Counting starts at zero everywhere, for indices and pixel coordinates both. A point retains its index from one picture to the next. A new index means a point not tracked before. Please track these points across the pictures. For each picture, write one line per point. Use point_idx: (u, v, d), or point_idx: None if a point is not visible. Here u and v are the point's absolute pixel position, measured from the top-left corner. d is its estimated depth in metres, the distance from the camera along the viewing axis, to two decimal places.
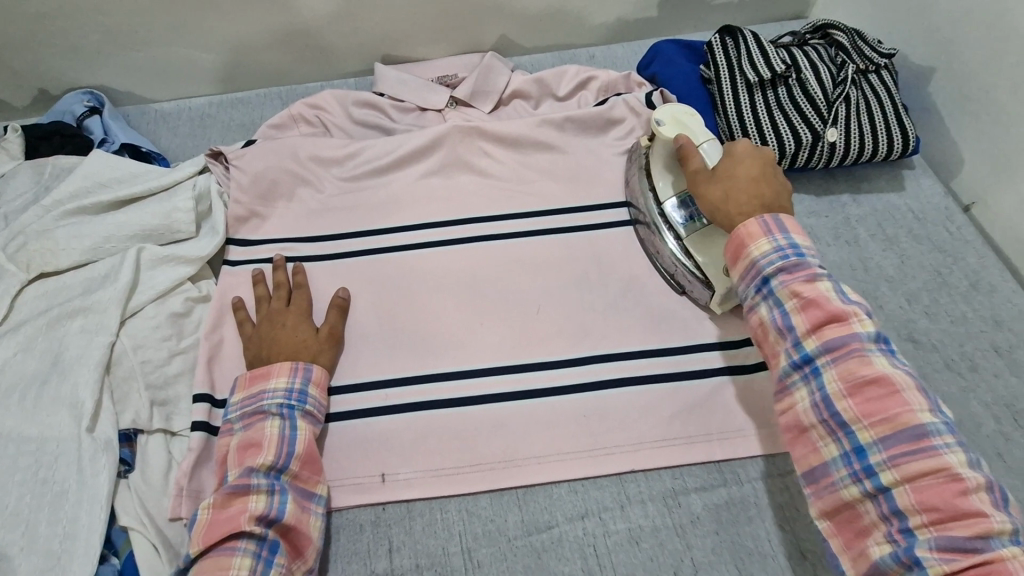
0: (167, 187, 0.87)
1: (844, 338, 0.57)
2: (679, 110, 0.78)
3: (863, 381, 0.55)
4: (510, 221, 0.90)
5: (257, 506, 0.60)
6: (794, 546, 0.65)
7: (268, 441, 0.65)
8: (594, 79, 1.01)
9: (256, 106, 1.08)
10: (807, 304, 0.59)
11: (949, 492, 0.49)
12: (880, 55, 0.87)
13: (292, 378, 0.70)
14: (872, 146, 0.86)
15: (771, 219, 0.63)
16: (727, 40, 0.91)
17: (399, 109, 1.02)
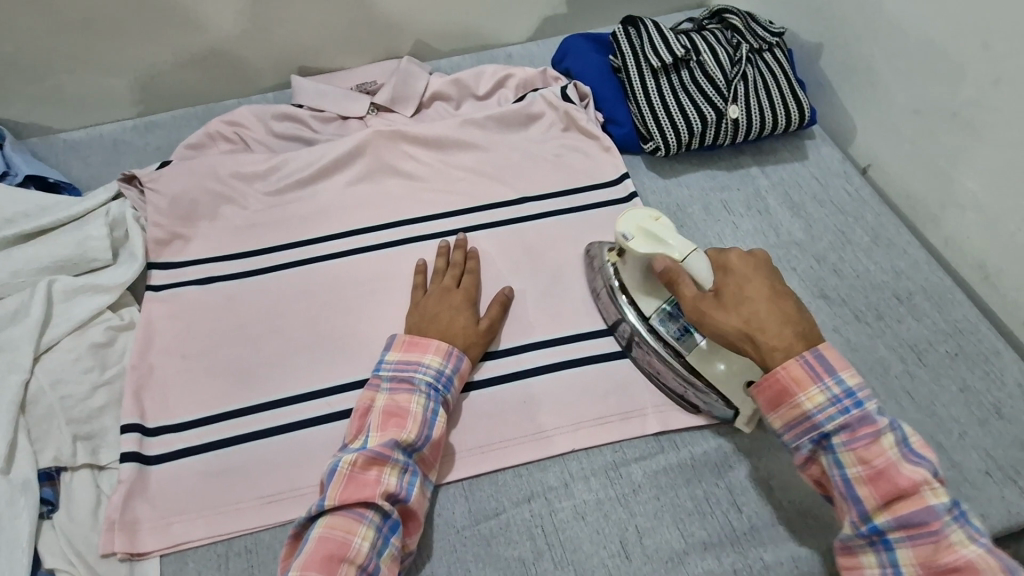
0: (78, 216, 0.84)
1: (921, 516, 0.55)
2: (641, 218, 0.70)
3: (943, 568, 0.54)
4: (439, 220, 0.91)
5: (389, 482, 0.61)
6: (730, 502, 0.68)
7: (412, 417, 0.65)
8: (512, 77, 1.04)
9: (170, 127, 1.05)
10: (877, 474, 0.57)
11: None
12: (771, 34, 0.93)
13: (446, 361, 0.70)
14: (773, 119, 0.91)
15: (816, 360, 0.60)
16: (630, 30, 0.94)
17: (319, 119, 1.02)
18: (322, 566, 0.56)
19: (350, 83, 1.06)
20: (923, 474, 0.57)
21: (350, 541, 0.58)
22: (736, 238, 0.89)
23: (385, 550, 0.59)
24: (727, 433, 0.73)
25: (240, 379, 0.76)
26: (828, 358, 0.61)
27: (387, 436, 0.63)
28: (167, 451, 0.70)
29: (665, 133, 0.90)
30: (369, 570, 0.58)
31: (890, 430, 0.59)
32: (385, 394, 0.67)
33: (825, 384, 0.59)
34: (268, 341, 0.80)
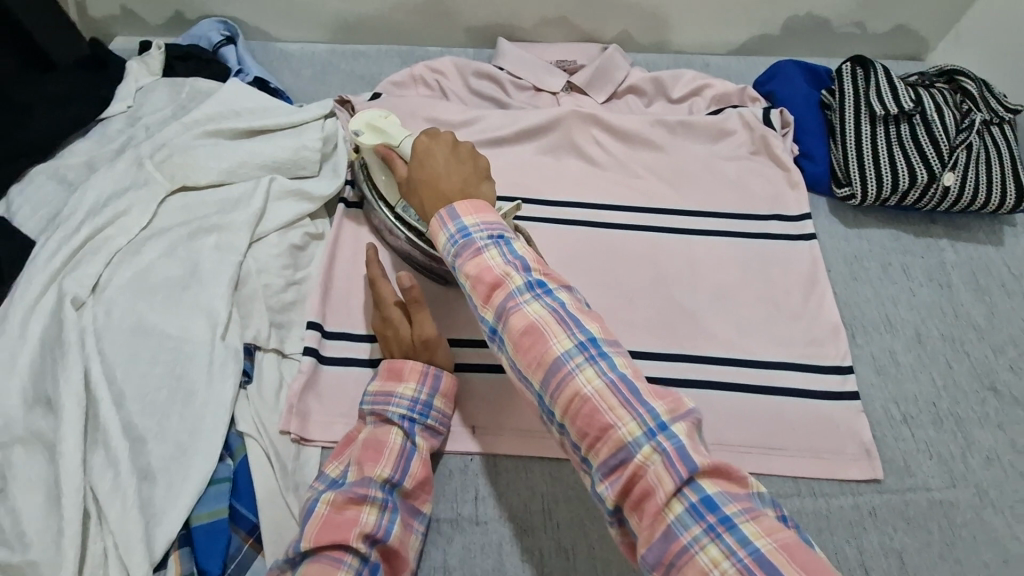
0: (296, 124, 0.90)
1: (501, 301, 0.57)
2: (371, 117, 0.78)
3: (524, 338, 0.55)
4: (614, 211, 0.93)
5: (367, 520, 0.59)
6: (857, 562, 0.69)
7: (389, 452, 0.64)
8: (710, 87, 1.03)
9: (376, 61, 1.11)
10: (475, 283, 0.58)
11: (592, 412, 0.51)
12: (1007, 109, 0.88)
13: (421, 387, 0.68)
14: (985, 197, 0.87)
15: (446, 214, 0.62)
16: (857, 70, 0.91)
17: (516, 86, 1.05)
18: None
19: (550, 57, 1.08)
20: (508, 269, 0.58)
21: None
22: (911, 306, 0.86)
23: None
24: (864, 494, 0.73)
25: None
26: (456, 208, 0.62)
27: (362, 475, 0.62)
28: (339, 357, 0.77)
29: (867, 183, 0.88)
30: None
31: (490, 249, 0.59)
32: (367, 427, 0.67)
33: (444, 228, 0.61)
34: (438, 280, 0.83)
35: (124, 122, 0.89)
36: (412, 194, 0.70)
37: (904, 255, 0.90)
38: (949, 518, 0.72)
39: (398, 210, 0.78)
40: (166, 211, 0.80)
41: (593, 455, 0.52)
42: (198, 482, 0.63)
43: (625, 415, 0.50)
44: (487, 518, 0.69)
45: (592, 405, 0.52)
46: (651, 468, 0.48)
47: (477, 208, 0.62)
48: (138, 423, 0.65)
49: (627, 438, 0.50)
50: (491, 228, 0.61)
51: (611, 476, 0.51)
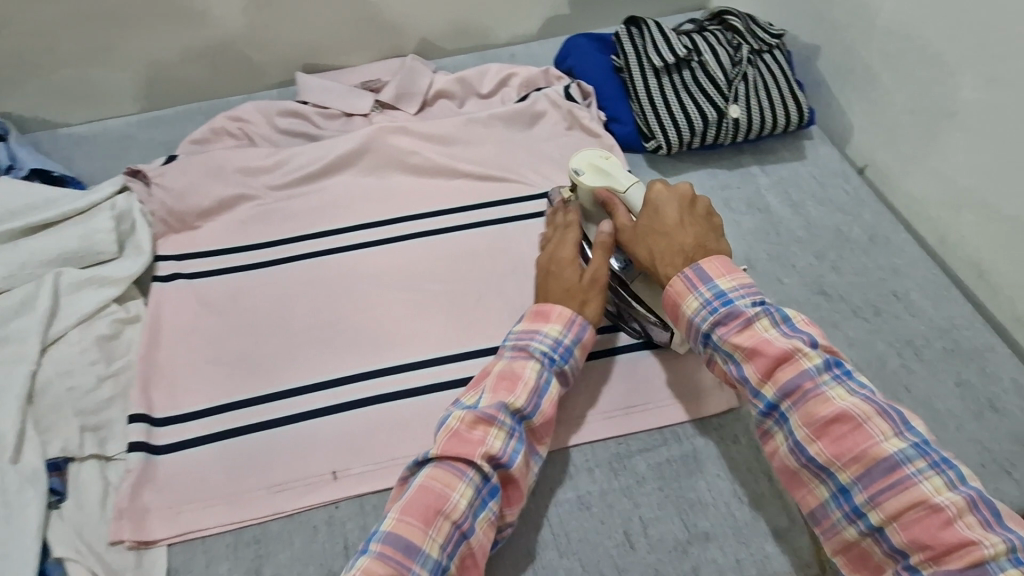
0: (83, 210, 0.83)
1: (795, 379, 0.60)
2: (595, 157, 0.81)
3: (837, 435, 0.57)
4: (446, 215, 0.92)
5: (493, 444, 0.61)
6: (732, 492, 0.69)
7: (525, 384, 0.65)
8: (515, 76, 1.05)
9: (176, 123, 1.05)
10: (751, 353, 0.62)
11: (933, 524, 0.52)
12: (770, 36, 0.95)
13: (566, 330, 0.69)
14: (772, 119, 0.93)
15: (692, 271, 0.67)
16: (633, 31, 0.96)
17: (324, 116, 1.02)
18: (418, 513, 0.56)
19: (354, 81, 1.07)
20: (793, 343, 0.61)
21: (447, 494, 0.58)
22: (738, 235, 0.90)
23: (481, 513, 0.59)
24: (727, 425, 0.74)
25: (246, 369, 0.77)
26: (703, 268, 0.67)
27: (496, 399, 0.64)
28: (175, 441, 0.71)
29: (667, 132, 0.92)
30: (463, 528, 0.58)
31: (695, 295, 0.66)
32: (504, 360, 0.67)
33: (697, 290, 0.65)
34: (273, 330, 0.80)
35: None
36: (636, 244, 0.73)
37: (723, 189, 0.94)
38: None
39: None
40: None
41: (926, 562, 0.52)
42: None
43: None
44: None
45: (942, 517, 0.52)
46: None
47: (723, 265, 0.67)
48: None
49: (987, 557, 0.50)
50: (750, 292, 0.65)
51: None
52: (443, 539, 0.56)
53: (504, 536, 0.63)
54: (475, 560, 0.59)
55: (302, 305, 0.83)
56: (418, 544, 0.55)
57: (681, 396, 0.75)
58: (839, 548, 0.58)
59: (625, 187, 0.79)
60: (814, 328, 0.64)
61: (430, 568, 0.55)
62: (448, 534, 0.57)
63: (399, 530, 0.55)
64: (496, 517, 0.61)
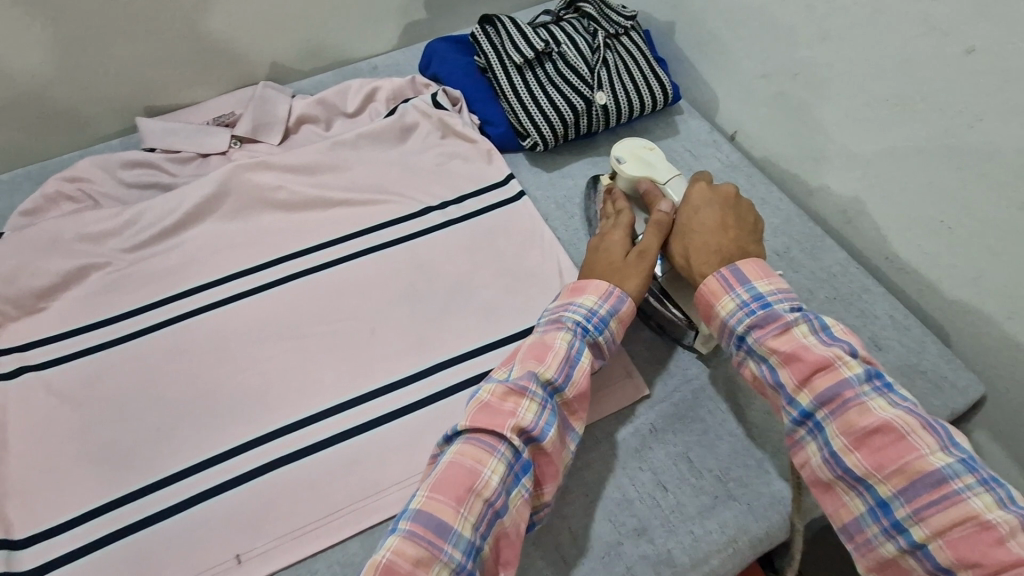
0: None
1: (834, 387, 0.57)
2: (638, 145, 0.79)
3: (875, 440, 0.55)
4: (328, 246, 0.86)
5: (523, 415, 0.59)
6: (654, 482, 0.69)
7: (554, 354, 0.64)
8: (380, 89, 1.00)
9: (0, 193, 0.92)
10: (788, 358, 0.60)
11: (983, 541, 0.49)
12: (624, 17, 0.94)
13: (602, 301, 0.67)
14: (639, 101, 0.93)
15: (730, 273, 0.66)
16: (488, 29, 0.93)
17: (175, 161, 0.93)
18: (448, 489, 0.55)
19: (204, 117, 0.98)
20: (835, 352, 0.59)
21: (479, 469, 0.56)
22: None
23: (513, 489, 0.58)
24: (640, 415, 0.74)
25: (121, 461, 0.69)
26: (743, 270, 0.65)
27: (523, 371, 0.63)
28: (44, 562, 0.63)
29: (540, 128, 0.90)
30: (497, 506, 0.56)
31: (582, 297, 0.68)
32: (535, 334, 0.67)
33: (734, 291, 0.64)
34: (147, 411, 0.73)
35: None
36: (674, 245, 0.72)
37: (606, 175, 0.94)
38: (718, 396, 0.75)
39: None
40: None
41: None
42: None
43: None
44: None
45: (991, 534, 0.49)
46: None
47: (761, 270, 0.66)
48: None
49: None
50: (744, 278, 0.65)
51: None
52: (475, 517, 0.55)
53: (542, 515, 0.62)
54: (509, 542, 0.57)
55: (174, 377, 0.75)
56: (449, 523, 0.53)
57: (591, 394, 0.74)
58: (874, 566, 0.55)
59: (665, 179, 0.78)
60: (856, 341, 0.62)
61: (463, 547, 0.53)
62: (480, 512, 0.55)
63: (429, 505, 0.54)
64: (531, 495, 0.60)
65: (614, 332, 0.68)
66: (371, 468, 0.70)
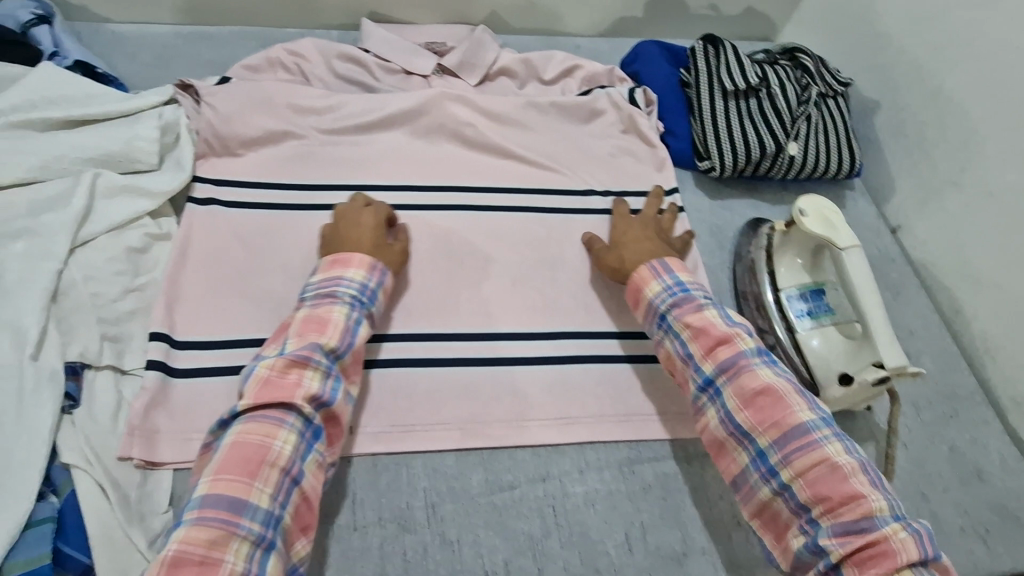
0: (128, 114, 0.80)
1: (732, 357, 0.67)
2: (824, 206, 0.77)
3: (758, 398, 0.64)
4: (488, 194, 0.91)
5: (309, 385, 0.60)
6: (731, 515, 0.71)
7: (334, 324, 0.64)
8: (580, 68, 1.04)
9: (229, 43, 1.01)
10: (698, 332, 0.69)
11: (835, 482, 0.59)
12: (838, 83, 0.97)
13: (370, 276, 0.70)
14: (825, 164, 0.95)
15: (658, 263, 0.76)
16: (709, 49, 0.96)
17: (384, 69, 1.00)
18: (238, 468, 0.55)
19: (417, 39, 1.04)
20: (734, 329, 0.69)
21: (269, 444, 0.57)
22: None
23: (308, 457, 0.59)
24: None
25: (270, 309, 0.75)
26: (670, 263, 0.76)
27: (304, 343, 0.62)
28: (193, 367, 0.69)
29: (724, 155, 0.93)
30: (294, 475, 0.57)
31: (351, 272, 0.69)
32: (306, 307, 0.66)
33: (661, 277, 0.74)
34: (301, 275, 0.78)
35: None
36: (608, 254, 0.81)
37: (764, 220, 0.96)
38: None
39: (782, 296, 0.80)
40: None
41: (828, 517, 0.58)
42: (10, 525, 0.54)
43: (907, 542, 0.54)
44: (366, 523, 0.65)
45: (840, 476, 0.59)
46: (897, 538, 0.54)
47: (679, 264, 0.77)
48: None
49: (876, 511, 0.57)
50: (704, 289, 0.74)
51: (840, 535, 0.57)
52: (274, 488, 0.56)
53: (326, 475, 0.63)
54: (308, 505, 0.58)
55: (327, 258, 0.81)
56: (245, 497, 0.54)
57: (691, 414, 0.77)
58: (756, 511, 0.65)
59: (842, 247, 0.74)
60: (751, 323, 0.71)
61: (264, 518, 0.54)
62: (277, 483, 0.56)
63: (216, 490, 0.53)
64: (326, 458, 0.61)
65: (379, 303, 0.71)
66: (483, 397, 0.73)
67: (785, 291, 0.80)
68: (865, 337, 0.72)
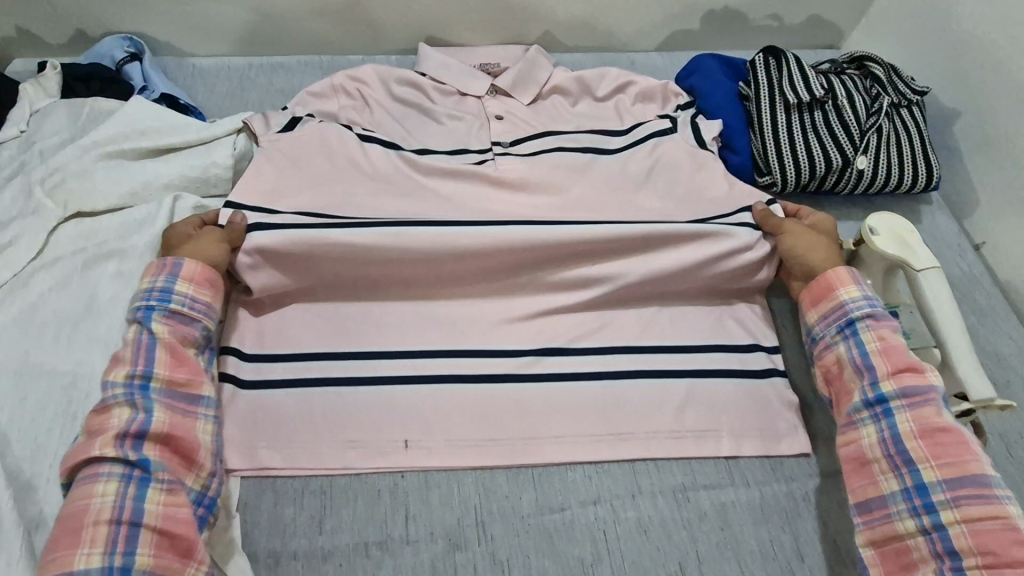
0: (206, 142, 0.85)
1: (922, 387, 0.64)
2: (898, 225, 0.73)
3: (936, 430, 0.62)
4: (529, 199, 0.87)
5: (116, 422, 0.59)
6: (794, 549, 0.68)
7: (126, 352, 0.63)
8: (634, 84, 1.00)
9: (297, 72, 1.06)
10: (889, 348, 0.66)
11: (1005, 538, 0.56)
12: (913, 91, 0.92)
13: (157, 277, 0.67)
14: (898, 177, 0.90)
15: (852, 273, 0.73)
16: (770, 61, 0.93)
17: (438, 92, 1.00)
18: (64, 540, 0.54)
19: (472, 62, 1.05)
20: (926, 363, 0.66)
21: (89, 503, 0.55)
22: None
23: (143, 493, 0.56)
24: (800, 479, 0.72)
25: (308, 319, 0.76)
26: (864, 276, 0.73)
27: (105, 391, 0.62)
28: (259, 379, 0.72)
29: (785, 170, 0.89)
30: (126, 517, 0.55)
31: (144, 281, 0.68)
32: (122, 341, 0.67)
33: (862, 283, 0.71)
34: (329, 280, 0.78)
35: (17, 148, 0.84)
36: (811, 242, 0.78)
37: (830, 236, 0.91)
38: None
39: None
40: (57, 239, 0.75)
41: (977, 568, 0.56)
42: None
43: None
44: (418, 537, 0.66)
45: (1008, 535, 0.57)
46: None
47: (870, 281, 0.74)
48: (29, 470, 0.59)
49: None
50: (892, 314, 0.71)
51: None
52: (105, 543, 0.54)
53: (201, 491, 0.61)
54: (170, 535, 0.56)
55: (340, 262, 0.75)
56: (73, 567, 0.53)
57: (749, 433, 0.74)
58: (882, 537, 0.62)
59: (920, 267, 0.70)
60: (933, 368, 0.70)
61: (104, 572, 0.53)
62: (108, 536, 0.54)
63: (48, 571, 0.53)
64: (172, 480, 0.59)
65: (188, 292, 0.67)
66: (534, 413, 0.73)
67: None
68: (943, 368, 0.67)
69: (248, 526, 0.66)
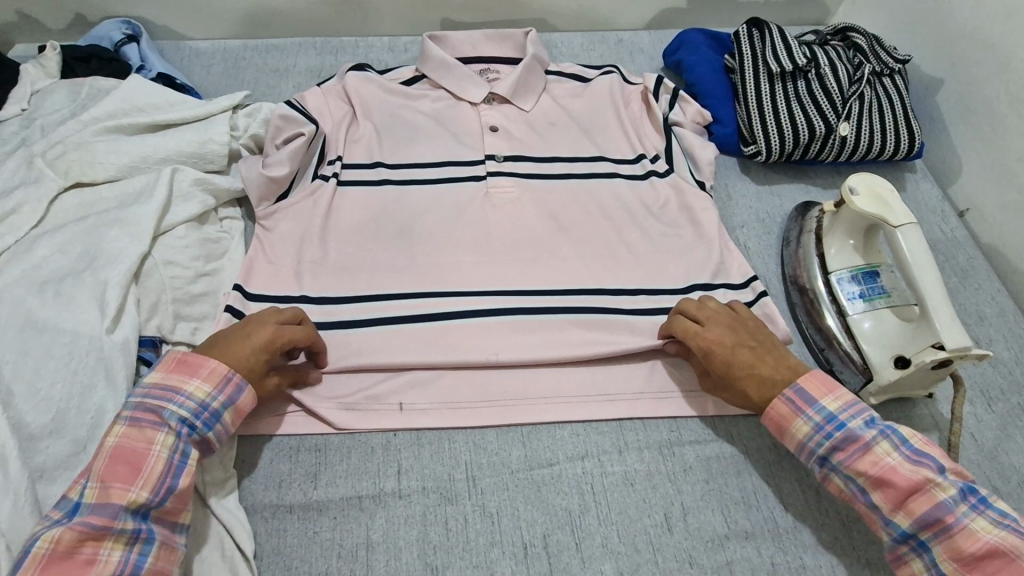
0: (202, 118, 0.87)
1: (934, 512, 0.57)
2: (876, 183, 0.75)
3: (975, 557, 0.56)
4: (516, 161, 0.87)
5: (107, 559, 0.52)
6: (777, 499, 0.69)
7: (149, 469, 0.55)
8: (634, 89, 0.96)
9: (291, 52, 1.08)
10: (878, 482, 0.60)
11: None
12: (895, 60, 0.95)
13: (214, 392, 0.60)
14: (880, 144, 0.92)
15: (795, 394, 0.65)
16: (754, 32, 0.96)
17: (433, 96, 0.94)
18: None
19: (473, 63, 0.99)
20: (923, 475, 0.59)
21: None
22: None
23: None
24: None
25: (300, 261, 0.78)
26: (807, 391, 0.65)
27: (102, 502, 0.53)
28: None
29: (770, 138, 0.91)
30: None
31: (192, 384, 0.60)
32: (120, 426, 0.57)
33: (806, 415, 0.63)
34: (330, 242, 0.80)
35: (18, 124, 0.86)
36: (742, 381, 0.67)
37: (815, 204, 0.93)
38: None
39: (833, 279, 0.78)
40: (59, 207, 0.78)
41: None
42: None
43: None
44: (410, 491, 0.68)
45: None
46: None
47: (823, 384, 0.65)
48: (31, 422, 0.62)
49: None
50: (861, 411, 0.63)
51: None
52: None
53: None
54: None
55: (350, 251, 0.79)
56: None
57: None
58: None
59: (896, 223, 0.72)
60: (933, 447, 0.61)
61: None
62: None
63: None
64: None
65: (229, 423, 0.62)
66: (524, 373, 0.75)
67: (835, 273, 0.78)
68: (922, 319, 0.69)
69: (247, 482, 0.68)
